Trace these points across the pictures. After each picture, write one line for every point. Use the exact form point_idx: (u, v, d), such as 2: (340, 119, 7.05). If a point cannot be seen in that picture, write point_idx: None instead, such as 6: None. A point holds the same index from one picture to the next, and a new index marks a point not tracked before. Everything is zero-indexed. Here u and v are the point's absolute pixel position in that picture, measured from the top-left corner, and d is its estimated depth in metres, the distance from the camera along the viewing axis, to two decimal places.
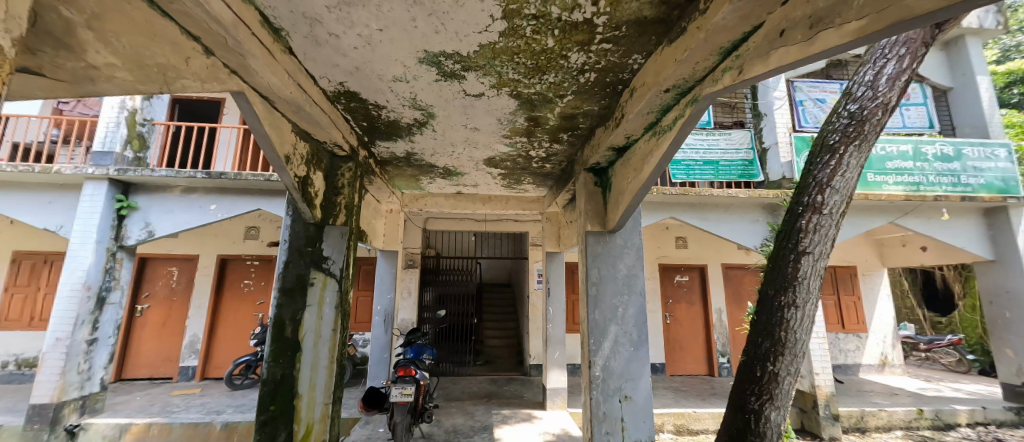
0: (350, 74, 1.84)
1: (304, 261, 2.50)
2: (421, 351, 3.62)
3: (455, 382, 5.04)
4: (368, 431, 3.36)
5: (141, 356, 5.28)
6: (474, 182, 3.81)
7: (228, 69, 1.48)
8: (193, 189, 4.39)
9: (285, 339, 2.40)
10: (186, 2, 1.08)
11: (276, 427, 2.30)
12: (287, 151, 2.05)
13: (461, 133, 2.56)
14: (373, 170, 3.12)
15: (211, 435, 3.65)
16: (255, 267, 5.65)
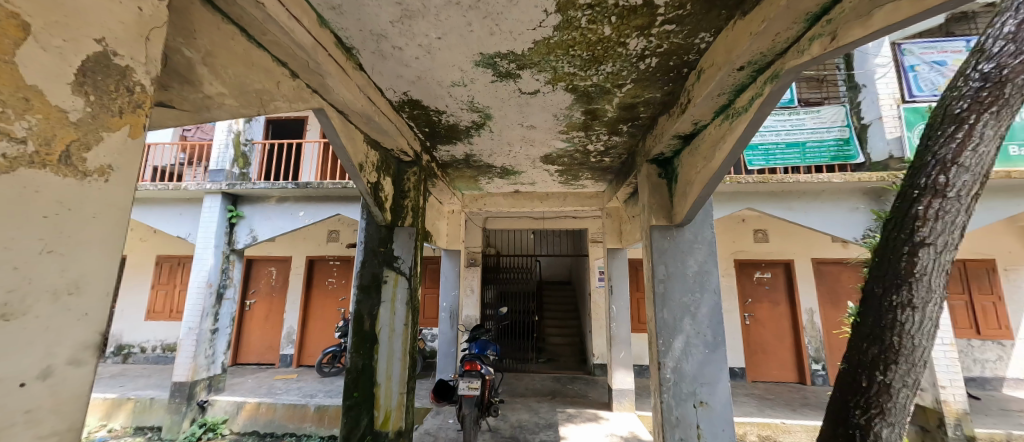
0: (412, 83, 1.95)
1: (378, 260, 2.73)
2: (485, 347, 3.70)
3: (519, 379, 5.11)
4: (439, 421, 3.54)
5: (250, 344, 6.12)
6: (531, 180, 3.82)
7: (310, 89, 1.66)
8: (285, 199, 4.99)
9: (364, 332, 2.63)
10: (276, 32, 1.28)
11: (360, 411, 2.53)
12: (360, 160, 2.24)
13: (518, 132, 2.57)
14: (436, 173, 3.27)
15: (306, 416, 4.13)
16: (337, 266, 6.26)
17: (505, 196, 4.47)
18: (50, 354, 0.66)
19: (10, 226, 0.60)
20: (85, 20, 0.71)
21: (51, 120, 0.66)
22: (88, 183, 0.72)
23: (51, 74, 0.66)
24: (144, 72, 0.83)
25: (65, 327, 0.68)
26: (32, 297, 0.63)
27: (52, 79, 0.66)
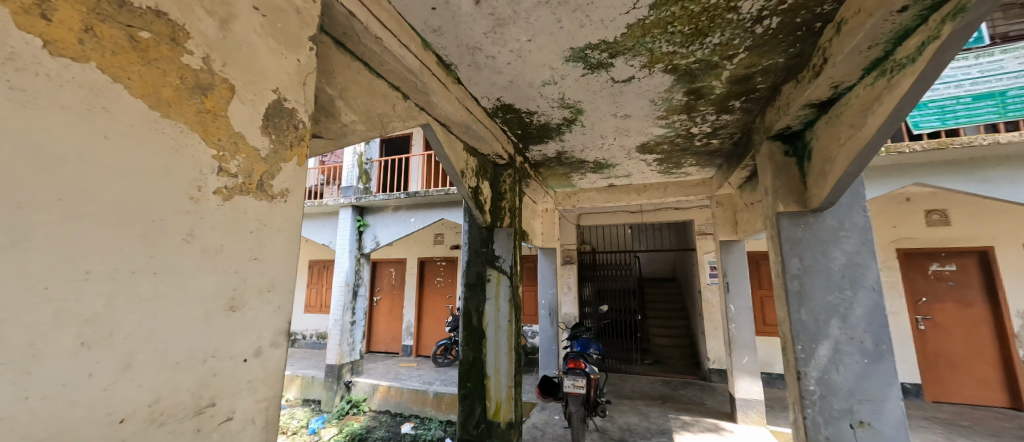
0: (504, 89, 2.02)
1: (481, 260, 2.90)
2: (587, 345, 3.61)
3: (624, 380, 4.91)
4: (545, 417, 3.61)
5: (379, 335, 7.07)
6: (627, 172, 3.63)
7: (418, 107, 1.86)
8: (400, 208, 5.65)
9: (473, 327, 2.82)
10: (391, 62, 1.47)
11: (473, 400, 2.73)
12: (462, 166, 2.41)
13: (612, 123, 2.47)
14: (529, 174, 3.34)
15: (427, 400, 4.61)
16: (443, 266, 6.84)
17: (599, 190, 4.34)
18: (259, 337, 0.86)
19: (231, 241, 0.81)
20: (264, 75, 0.90)
21: (249, 158, 0.86)
22: (274, 204, 0.91)
23: (248, 122, 0.86)
24: (304, 111, 1.03)
25: (267, 317, 0.88)
26: (246, 294, 0.84)
27: (248, 126, 0.85)
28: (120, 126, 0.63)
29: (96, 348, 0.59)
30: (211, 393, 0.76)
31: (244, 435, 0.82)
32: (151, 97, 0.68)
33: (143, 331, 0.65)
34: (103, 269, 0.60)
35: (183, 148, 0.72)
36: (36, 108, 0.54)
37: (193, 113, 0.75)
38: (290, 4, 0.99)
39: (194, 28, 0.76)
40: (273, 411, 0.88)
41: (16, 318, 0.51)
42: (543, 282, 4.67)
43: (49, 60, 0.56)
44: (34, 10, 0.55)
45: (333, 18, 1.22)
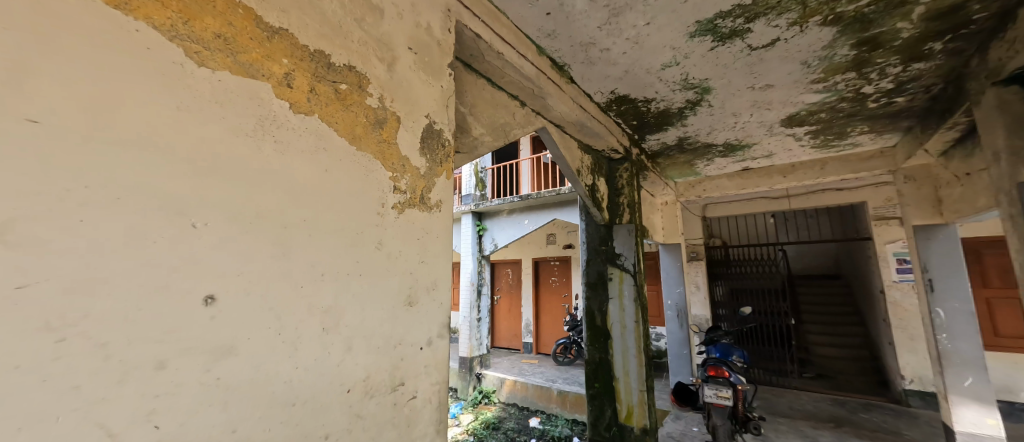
0: (619, 80, 1.92)
1: (601, 258, 2.83)
2: (728, 351, 3.21)
3: (778, 395, 4.19)
4: (681, 427, 3.33)
5: (501, 331, 7.51)
6: (768, 151, 3.10)
7: (535, 112, 1.92)
8: (514, 211, 5.92)
9: (597, 327, 2.76)
10: (510, 73, 1.56)
11: (603, 401, 2.69)
12: (577, 165, 2.40)
13: (748, 97, 2.15)
14: (647, 166, 3.13)
15: (552, 397, 4.71)
16: (557, 266, 6.92)
17: (731, 176, 3.82)
18: (430, 330, 1.01)
19: (405, 248, 0.96)
20: (419, 104, 1.05)
21: (413, 176, 1.01)
22: (432, 214, 1.05)
23: (410, 147, 1.01)
24: (448, 130, 1.16)
25: (433, 312, 1.02)
26: (418, 292, 0.99)
27: (410, 150, 1.01)
28: (332, 161, 0.81)
29: (330, 333, 0.77)
30: (401, 375, 0.91)
31: (424, 412, 0.96)
32: (350, 135, 0.86)
33: (356, 322, 0.83)
34: (329, 272, 0.78)
35: (371, 173, 0.89)
36: (288, 155, 0.73)
37: (375, 144, 0.91)
38: (432, 38, 1.13)
39: (372, 75, 0.92)
40: (443, 393, 1.02)
41: (288, 309, 0.71)
42: (668, 280, 4.30)
43: (292, 117, 0.75)
44: (283, 82, 0.74)
45: (463, 43, 1.35)
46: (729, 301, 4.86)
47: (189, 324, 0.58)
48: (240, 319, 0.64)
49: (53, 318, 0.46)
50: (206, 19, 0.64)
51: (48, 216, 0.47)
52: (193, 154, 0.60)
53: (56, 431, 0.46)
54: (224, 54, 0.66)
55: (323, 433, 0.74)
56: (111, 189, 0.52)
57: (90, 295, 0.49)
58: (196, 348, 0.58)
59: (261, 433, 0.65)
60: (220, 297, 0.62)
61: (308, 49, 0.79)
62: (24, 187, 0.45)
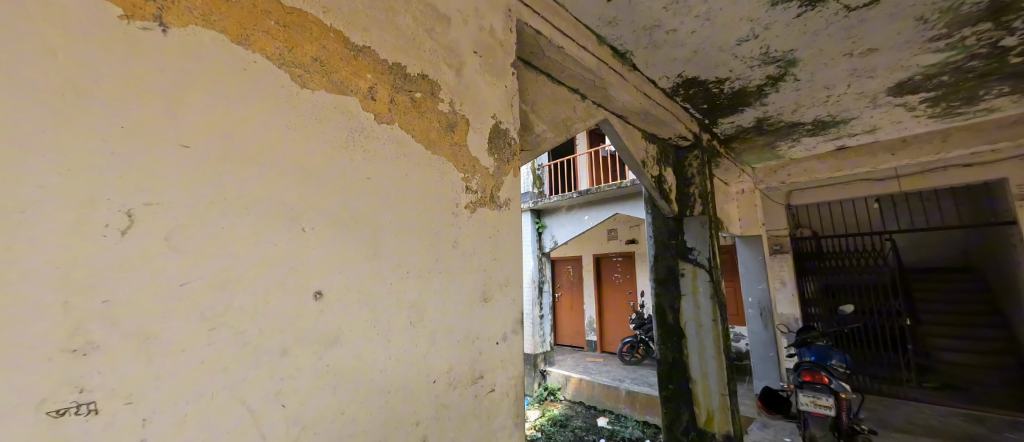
0: (688, 62, 1.80)
1: (671, 253, 2.67)
2: (826, 355, 2.84)
3: (891, 408, 3.63)
4: (770, 436, 3.05)
5: (564, 329, 7.45)
6: (870, 126, 2.70)
7: (596, 104, 1.87)
8: (573, 207, 5.81)
9: (669, 326, 2.62)
10: (571, 67, 1.53)
11: (679, 404, 2.54)
12: (642, 156, 2.29)
13: (844, 66, 1.88)
14: (719, 152, 2.89)
15: (620, 397, 4.57)
16: (620, 262, 6.69)
17: (822, 157, 3.39)
18: (504, 325, 1.03)
19: (479, 246, 1.00)
20: (485, 106, 1.08)
21: (483, 176, 1.04)
22: (502, 212, 1.08)
23: (479, 148, 1.04)
24: (514, 129, 1.17)
25: (507, 308, 1.05)
26: (492, 288, 1.01)
27: (480, 151, 1.04)
28: (412, 166, 0.86)
29: (416, 326, 0.83)
30: (480, 368, 0.95)
31: (503, 405, 0.99)
32: (426, 140, 0.91)
33: (438, 316, 0.88)
34: (413, 270, 0.84)
35: (446, 175, 0.94)
36: (375, 162, 0.79)
37: (448, 147, 0.95)
38: (495, 40, 1.15)
39: (442, 81, 0.97)
40: (519, 388, 1.04)
41: (381, 304, 0.77)
42: (748, 276, 3.94)
43: (377, 127, 0.81)
44: (368, 95, 0.80)
45: (523, 42, 1.36)
46: (823, 297, 4.30)
47: (303, 317, 0.65)
48: (343, 313, 0.71)
49: (206, 310, 0.55)
50: (305, 45, 0.71)
51: (201, 225, 0.56)
52: (301, 167, 0.68)
53: (212, 404, 0.55)
54: (321, 75, 0.73)
55: (415, 420, 0.79)
56: (243, 199, 0.60)
57: (231, 291, 0.58)
58: (309, 337, 0.66)
59: (363, 416, 0.71)
60: (326, 292, 0.69)
61: (388, 63, 0.85)
62: (184, 201, 0.55)
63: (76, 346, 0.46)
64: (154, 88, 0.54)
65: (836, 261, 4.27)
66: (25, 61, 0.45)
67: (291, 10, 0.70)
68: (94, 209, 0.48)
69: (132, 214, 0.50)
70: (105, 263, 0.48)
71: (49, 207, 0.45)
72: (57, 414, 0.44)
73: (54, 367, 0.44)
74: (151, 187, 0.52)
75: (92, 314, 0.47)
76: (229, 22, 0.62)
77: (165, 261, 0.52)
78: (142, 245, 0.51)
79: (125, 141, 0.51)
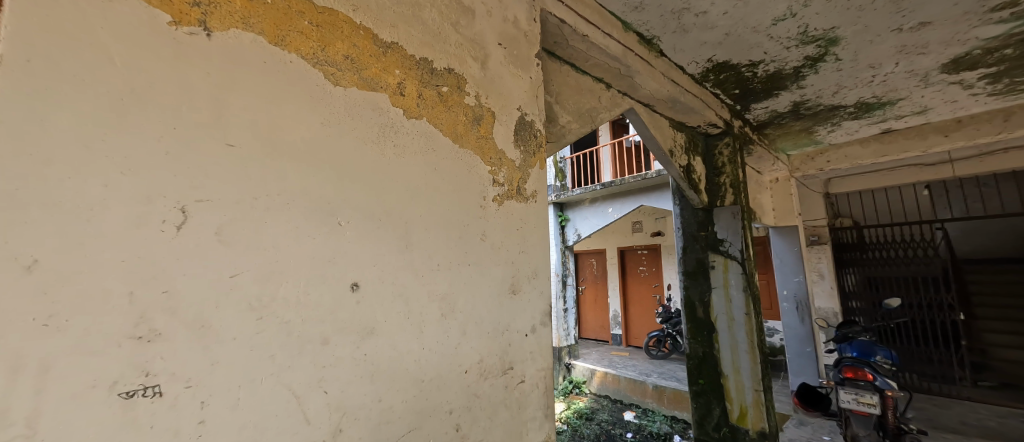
0: (718, 46, 1.72)
1: (701, 245, 2.59)
2: (869, 350, 2.68)
3: (942, 407, 3.42)
4: (808, 434, 2.93)
5: (588, 322, 7.40)
6: (920, 107, 2.51)
7: (621, 93, 1.83)
8: (597, 199, 5.72)
9: (699, 319, 2.55)
10: (596, 56, 1.50)
11: (709, 399, 2.48)
12: (670, 145, 2.22)
13: (892, 43, 1.76)
14: (752, 139, 2.77)
15: (647, 392, 4.51)
16: (645, 255, 6.55)
17: (865, 142, 3.19)
18: (533, 317, 1.04)
19: (506, 239, 1.00)
20: (511, 98, 1.08)
21: (509, 169, 1.04)
22: (529, 204, 1.07)
23: (505, 140, 1.04)
24: (539, 120, 1.16)
25: (535, 300, 1.05)
26: (521, 280, 1.02)
27: (506, 143, 1.04)
28: (440, 159, 0.87)
29: (447, 318, 0.84)
30: (509, 359, 0.96)
31: (533, 396, 1.00)
32: (454, 134, 0.92)
33: (468, 308, 0.89)
34: (444, 262, 0.85)
35: (473, 168, 0.94)
36: (406, 157, 0.81)
37: (475, 140, 0.96)
38: (519, 31, 1.14)
39: (468, 75, 0.97)
40: (549, 379, 1.05)
41: (414, 295, 0.79)
42: (783, 268, 3.78)
43: (406, 122, 0.82)
44: (397, 91, 0.82)
45: (547, 31, 1.34)
46: (865, 291, 4.07)
47: (342, 307, 0.68)
48: (379, 304, 0.73)
49: (254, 301, 0.59)
50: (337, 43, 0.73)
51: (247, 220, 0.59)
52: (336, 163, 0.70)
53: (262, 390, 0.58)
54: (352, 72, 0.75)
55: (448, 409, 0.81)
56: (284, 195, 0.63)
57: (276, 282, 0.61)
58: (348, 327, 0.68)
59: (400, 403, 0.74)
60: (362, 284, 0.71)
61: (415, 58, 0.86)
62: (231, 198, 0.58)
63: (142, 333, 0.49)
64: (201, 91, 0.56)
65: (882, 252, 4.05)
66: (88, 68, 0.48)
67: (323, 10, 0.72)
68: (151, 206, 0.51)
69: (186, 210, 0.54)
70: (163, 257, 0.51)
71: (114, 205, 0.48)
72: (128, 395, 0.48)
73: (123, 352, 0.48)
74: (201, 185, 0.55)
75: (154, 304, 0.50)
76: (266, 23, 0.64)
77: (216, 254, 0.55)
78: (195, 239, 0.54)
79: (178, 142, 0.54)
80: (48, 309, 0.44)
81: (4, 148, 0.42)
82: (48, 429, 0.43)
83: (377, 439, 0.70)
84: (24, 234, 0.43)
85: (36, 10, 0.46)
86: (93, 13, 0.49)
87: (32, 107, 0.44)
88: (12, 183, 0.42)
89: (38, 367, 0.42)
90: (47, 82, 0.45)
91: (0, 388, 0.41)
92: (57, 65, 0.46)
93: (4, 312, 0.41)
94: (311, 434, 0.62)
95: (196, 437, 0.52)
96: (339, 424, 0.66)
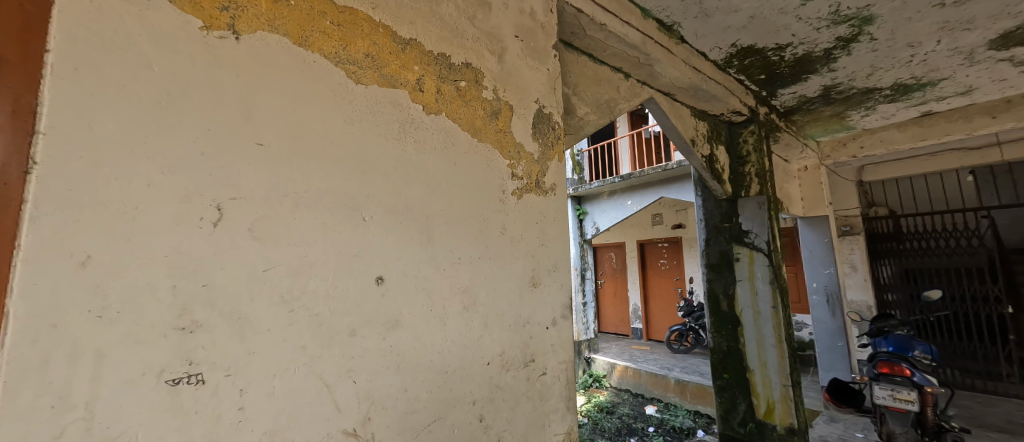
0: (743, 30, 1.66)
1: (724, 237, 2.52)
2: (907, 345, 2.55)
3: (988, 405, 3.24)
4: (840, 431, 2.85)
5: (607, 316, 7.33)
6: (965, 87, 2.35)
7: (640, 82, 1.79)
8: (615, 192, 5.62)
9: (723, 313, 2.49)
10: (615, 45, 1.48)
11: (735, 394, 2.43)
12: (691, 135, 2.16)
13: (934, 19, 1.65)
14: (779, 126, 2.66)
15: (669, 386, 4.46)
16: (666, 248, 6.44)
17: (903, 126, 3.03)
18: (554, 310, 1.04)
19: (527, 233, 1.00)
20: (529, 91, 1.07)
21: (528, 162, 1.04)
22: (548, 198, 1.07)
23: (524, 133, 1.04)
24: (557, 112, 1.15)
25: (556, 293, 1.05)
26: (541, 273, 1.02)
27: (524, 136, 1.04)
28: (460, 153, 0.88)
29: (469, 311, 0.86)
30: (532, 352, 0.97)
31: (555, 387, 1.01)
32: (472, 129, 0.92)
33: (489, 301, 0.90)
34: (465, 255, 0.86)
35: (492, 162, 0.95)
36: (426, 151, 0.82)
37: (493, 134, 0.96)
38: (536, 22, 1.13)
39: (486, 69, 0.97)
40: (570, 372, 1.05)
41: (437, 288, 0.80)
42: (813, 260, 3.64)
43: (425, 118, 0.83)
44: (416, 87, 0.82)
45: (564, 22, 1.32)
46: (902, 282, 3.87)
47: (368, 300, 0.70)
48: (403, 298, 0.75)
49: (286, 294, 0.61)
50: (358, 42, 0.74)
51: (277, 216, 0.61)
52: (361, 159, 0.72)
53: (296, 380, 0.61)
54: (372, 70, 0.76)
55: (472, 399, 0.82)
56: (310, 193, 0.65)
57: (306, 276, 0.63)
58: (374, 319, 0.70)
59: (424, 393, 0.75)
60: (387, 277, 0.73)
61: (433, 54, 0.86)
62: (262, 194, 0.60)
63: (184, 324, 0.52)
64: (231, 91, 0.59)
65: (921, 242, 3.82)
66: (131, 75, 0.51)
67: (343, 9, 0.73)
68: (191, 204, 0.54)
69: (221, 207, 0.56)
70: (201, 252, 0.54)
71: (156, 204, 0.51)
72: (173, 382, 0.51)
73: (169, 342, 0.51)
74: (236, 183, 0.58)
75: (194, 297, 0.53)
76: (290, 25, 0.66)
77: (250, 250, 0.58)
78: (229, 235, 0.56)
79: (211, 141, 0.56)
80: (101, 302, 0.47)
81: (56, 152, 0.45)
82: (106, 411, 0.46)
83: (404, 427, 0.72)
84: (78, 232, 0.46)
85: (79, 18, 0.48)
86: (131, 20, 0.52)
87: (81, 111, 0.47)
88: (67, 184, 0.46)
89: (93, 356, 0.46)
90: (93, 88, 0.48)
91: (64, 373, 0.44)
92: (101, 71, 0.49)
93: (62, 303, 0.44)
94: (342, 422, 0.65)
95: (236, 422, 0.55)
96: (368, 412, 0.68)
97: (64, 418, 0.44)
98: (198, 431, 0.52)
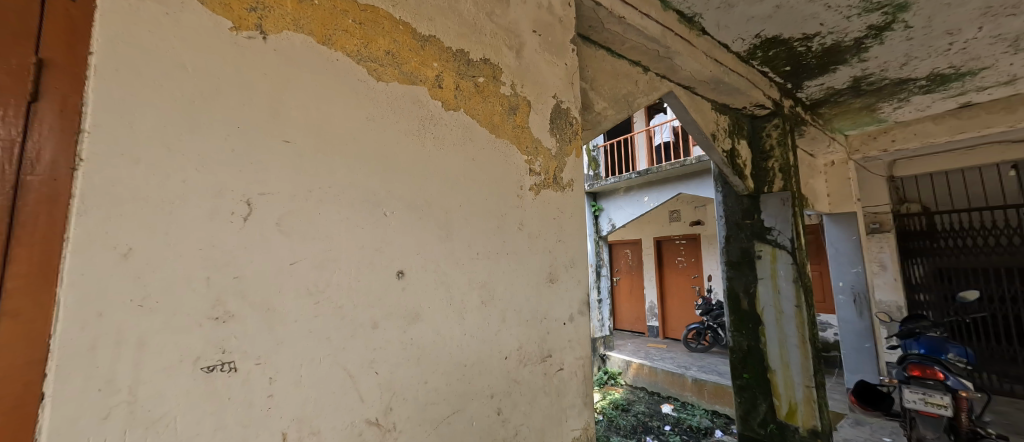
0: (768, 20, 1.61)
1: (746, 234, 2.46)
2: (940, 348, 2.45)
3: None
4: (866, 435, 2.76)
5: (623, 314, 7.25)
6: (1008, 76, 2.22)
7: (660, 77, 1.76)
8: (631, 188, 5.54)
9: (743, 312, 2.44)
10: (634, 39, 1.46)
11: (755, 394, 2.38)
12: (712, 129, 2.11)
13: (976, 5, 1.56)
14: (805, 119, 2.57)
15: (686, 385, 4.39)
16: (684, 245, 6.33)
17: (939, 118, 2.89)
18: (570, 306, 1.04)
19: (544, 228, 1.00)
20: (547, 86, 1.07)
21: (545, 158, 1.04)
22: (565, 193, 1.07)
23: (541, 128, 1.04)
24: (574, 108, 1.14)
25: (573, 289, 1.05)
26: (558, 269, 1.02)
27: (542, 132, 1.03)
28: (478, 150, 0.89)
29: (487, 306, 0.86)
30: (549, 347, 0.97)
31: (571, 383, 1.01)
32: (490, 124, 0.92)
33: (507, 296, 0.90)
34: (483, 251, 0.87)
35: (509, 157, 0.95)
36: (445, 148, 0.83)
37: (511, 130, 0.96)
38: (554, 17, 1.13)
39: (503, 64, 0.97)
40: (588, 368, 1.05)
41: (454, 283, 0.81)
42: (839, 258, 3.52)
43: (445, 115, 0.84)
44: (435, 83, 0.83)
45: (582, 16, 1.30)
46: (935, 282, 3.71)
47: (389, 293, 0.71)
48: (424, 293, 0.76)
49: (313, 286, 0.63)
50: (379, 40, 0.76)
51: (302, 210, 0.63)
52: (381, 156, 0.73)
53: (322, 369, 0.63)
54: (393, 67, 0.77)
55: (490, 393, 0.84)
56: (333, 189, 0.66)
57: (329, 270, 0.64)
58: (395, 312, 0.72)
59: (444, 385, 0.77)
60: (407, 271, 0.74)
61: (452, 50, 0.87)
62: (288, 191, 0.62)
63: (218, 314, 0.54)
64: (260, 92, 0.60)
65: (955, 241, 3.66)
66: (168, 75, 0.53)
67: (365, 7, 0.74)
68: (222, 200, 0.56)
69: (251, 203, 0.58)
70: (232, 245, 0.56)
71: (190, 200, 0.53)
72: (208, 369, 0.53)
73: (204, 331, 0.53)
74: (263, 179, 0.59)
75: (226, 288, 0.55)
76: (314, 24, 0.68)
77: (279, 243, 0.60)
78: (261, 229, 0.59)
79: (242, 139, 0.58)
80: (142, 291, 0.49)
81: (98, 149, 0.47)
82: (147, 396, 0.49)
83: (424, 418, 0.73)
84: (121, 225, 0.48)
85: (121, 22, 0.50)
86: (167, 23, 0.54)
87: (121, 110, 0.49)
88: (110, 180, 0.48)
89: (135, 342, 0.48)
90: (132, 87, 0.50)
91: (109, 358, 0.47)
92: (140, 73, 0.51)
93: (107, 292, 0.47)
94: (366, 411, 0.67)
95: (267, 408, 0.58)
96: (389, 402, 0.69)
97: (111, 400, 0.47)
98: (233, 417, 0.55)
